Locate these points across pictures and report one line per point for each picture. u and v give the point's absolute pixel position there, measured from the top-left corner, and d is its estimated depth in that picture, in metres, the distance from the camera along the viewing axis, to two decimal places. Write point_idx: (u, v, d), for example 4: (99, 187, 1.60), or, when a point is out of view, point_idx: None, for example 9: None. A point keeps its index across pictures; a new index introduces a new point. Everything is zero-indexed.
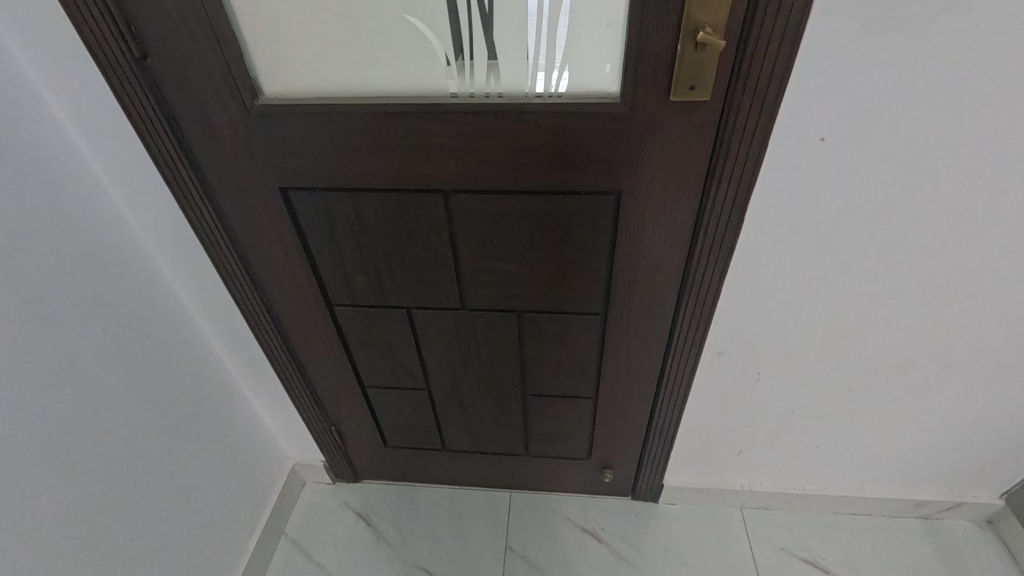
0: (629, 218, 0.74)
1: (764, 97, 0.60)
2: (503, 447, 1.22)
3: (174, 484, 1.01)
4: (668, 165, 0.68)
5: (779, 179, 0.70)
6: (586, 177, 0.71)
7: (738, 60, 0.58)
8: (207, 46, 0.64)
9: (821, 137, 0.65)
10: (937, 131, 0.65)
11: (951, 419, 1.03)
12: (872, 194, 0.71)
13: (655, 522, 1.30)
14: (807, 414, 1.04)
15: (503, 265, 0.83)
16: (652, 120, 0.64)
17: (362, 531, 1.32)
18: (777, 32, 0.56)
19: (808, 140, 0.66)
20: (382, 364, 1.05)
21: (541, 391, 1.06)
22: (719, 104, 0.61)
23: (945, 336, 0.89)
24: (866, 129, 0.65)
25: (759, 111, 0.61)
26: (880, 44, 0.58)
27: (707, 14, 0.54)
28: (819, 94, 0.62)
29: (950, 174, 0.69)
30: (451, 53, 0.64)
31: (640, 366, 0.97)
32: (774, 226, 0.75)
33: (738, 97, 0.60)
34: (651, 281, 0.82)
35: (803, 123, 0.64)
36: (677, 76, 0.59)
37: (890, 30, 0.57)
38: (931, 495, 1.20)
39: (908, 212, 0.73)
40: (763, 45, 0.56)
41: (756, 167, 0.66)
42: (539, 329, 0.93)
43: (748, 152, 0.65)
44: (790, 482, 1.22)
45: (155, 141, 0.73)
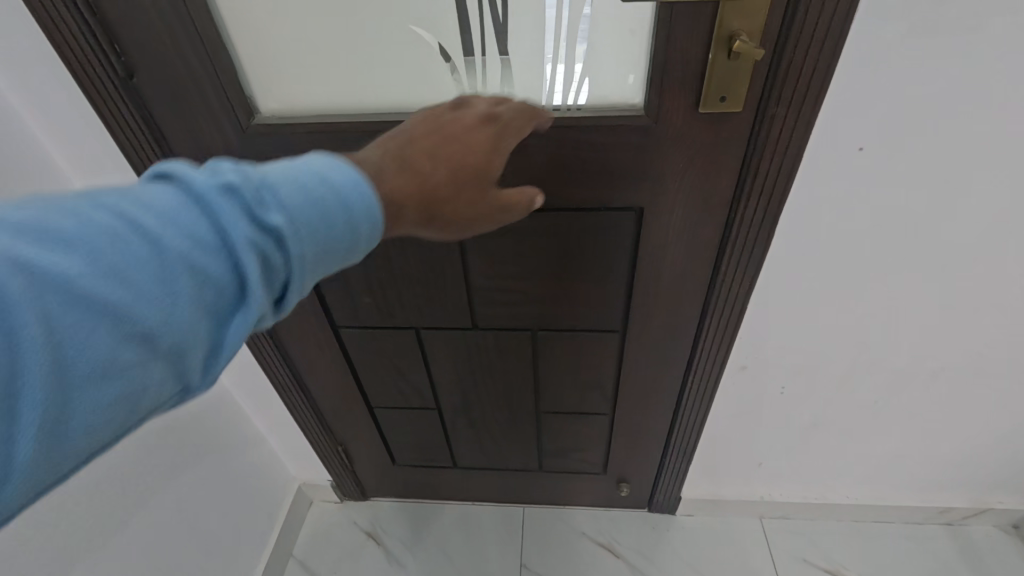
0: (651, 234, 0.70)
1: (800, 106, 0.56)
2: (516, 463, 1.18)
3: (176, 516, 0.97)
4: (695, 178, 0.64)
5: (808, 188, 0.67)
6: (607, 193, 0.66)
7: (774, 67, 0.54)
8: (196, 61, 0.59)
9: (860, 147, 0.62)
10: (985, 137, 0.60)
11: (984, 427, 0.99)
12: (909, 201, 0.67)
13: (671, 534, 1.27)
14: (830, 425, 1.02)
15: (517, 284, 0.79)
16: (679, 132, 0.59)
17: (373, 550, 1.29)
18: (817, 37, 0.51)
19: (847, 150, 0.62)
20: (389, 384, 1.01)
21: (556, 409, 1.02)
22: (752, 114, 0.57)
23: (982, 345, 0.85)
24: (906, 137, 0.61)
25: (794, 121, 0.57)
26: (926, 48, 0.54)
27: (743, 19, 0.50)
28: (857, 100, 0.58)
29: (996, 181, 0.65)
30: (462, 65, 0.60)
31: (660, 381, 0.93)
32: (802, 242, 0.73)
33: (773, 106, 0.56)
34: (673, 296, 0.78)
35: (837, 140, 0.62)
36: (708, 86, 0.55)
37: (938, 33, 0.53)
38: (956, 502, 1.17)
39: (947, 220, 0.69)
40: (802, 50, 0.52)
41: (788, 180, 0.62)
42: (555, 347, 0.89)
43: (780, 163, 0.61)
44: (811, 491, 1.18)
45: (145, 164, 0.69)
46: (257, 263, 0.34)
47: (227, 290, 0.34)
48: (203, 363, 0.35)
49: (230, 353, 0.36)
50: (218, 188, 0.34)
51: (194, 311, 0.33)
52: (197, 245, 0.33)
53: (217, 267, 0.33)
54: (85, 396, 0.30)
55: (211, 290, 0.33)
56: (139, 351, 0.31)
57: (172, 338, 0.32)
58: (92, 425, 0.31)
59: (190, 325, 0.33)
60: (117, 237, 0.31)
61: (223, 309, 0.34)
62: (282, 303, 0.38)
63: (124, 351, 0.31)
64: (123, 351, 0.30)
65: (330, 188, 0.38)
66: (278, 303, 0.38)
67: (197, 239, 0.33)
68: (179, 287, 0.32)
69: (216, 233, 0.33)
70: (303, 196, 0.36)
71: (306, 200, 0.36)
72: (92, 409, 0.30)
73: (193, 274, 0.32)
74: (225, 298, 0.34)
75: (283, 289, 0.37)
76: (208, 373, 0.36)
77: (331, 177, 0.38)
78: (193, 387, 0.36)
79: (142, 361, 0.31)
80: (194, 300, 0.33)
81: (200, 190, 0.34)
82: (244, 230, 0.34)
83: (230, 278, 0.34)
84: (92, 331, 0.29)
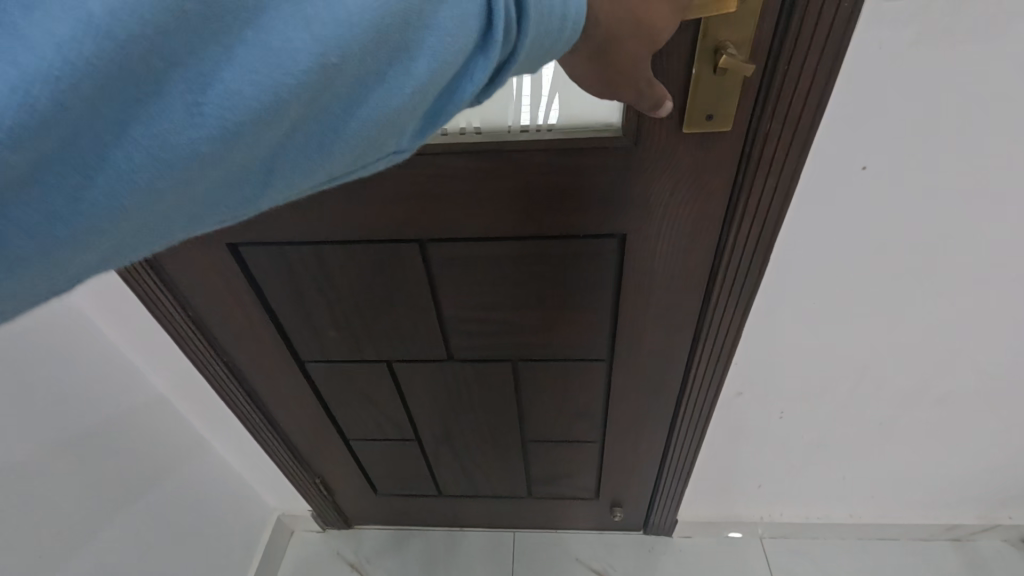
0: (636, 262, 0.64)
1: (796, 123, 0.50)
2: (503, 491, 1.12)
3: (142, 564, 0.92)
4: (681, 203, 0.58)
5: (808, 205, 0.62)
6: (586, 219, 0.61)
7: (766, 82, 0.48)
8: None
9: (861, 165, 0.57)
10: (1001, 151, 0.56)
11: (994, 444, 0.95)
12: (918, 217, 0.62)
13: (668, 558, 1.22)
14: (831, 446, 0.98)
15: (494, 314, 0.73)
16: (663, 152, 0.53)
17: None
18: (815, 47, 0.45)
19: (847, 168, 0.58)
20: (364, 416, 0.95)
21: (543, 438, 0.96)
22: (744, 131, 0.51)
23: (995, 364, 0.80)
24: (915, 151, 0.56)
25: (789, 140, 0.51)
26: (940, 56, 0.49)
27: (731, 29, 0.44)
28: (862, 110, 0.53)
29: (1011, 199, 0.60)
30: None
31: (651, 409, 0.87)
32: (802, 263, 0.68)
33: (765, 124, 0.50)
34: (661, 325, 0.73)
35: (839, 155, 0.57)
36: (692, 104, 0.48)
37: (954, 38, 0.48)
38: (964, 517, 1.13)
39: (959, 239, 0.64)
40: (799, 62, 0.46)
41: (784, 202, 0.56)
42: (536, 377, 0.83)
43: (776, 184, 0.55)
44: (812, 511, 1.15)
45: None
46: (505, 30, 0.26)
47: (474, 48, 0.26)
48: (415, 126, 0.29)
49: (444, 122, 0.29)
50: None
51: (446, 58, 0.25)
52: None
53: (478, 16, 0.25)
54: (323, 108, 0.24)
55: (468, 39, 0.25)
56: (386, 79, 0.25)
57: (416, 84, 0.25)
58: (317, 144, 0.25)
59: (435, 77, 0.26)
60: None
61: (463, 69, 0.27)
62: (497, 89, 0.30)
63: (372, 72, 0.24)
64: (371, 72, 0.24)
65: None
66: (493, 89, 0.30)
67: None
68: (442, 18, 0.24)
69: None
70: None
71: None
72: (324, 124, 0.25)
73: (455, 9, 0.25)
74: (470, 59, 0.26)
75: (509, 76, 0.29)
76: (414, 141, 0.30)
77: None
78: (395, 152, 0.29)
79: (385, 94, 0.25)
80: (450, 45, 0.25)
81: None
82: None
83: (479, 35, 0.26)
84: (360, 34, 0.22)
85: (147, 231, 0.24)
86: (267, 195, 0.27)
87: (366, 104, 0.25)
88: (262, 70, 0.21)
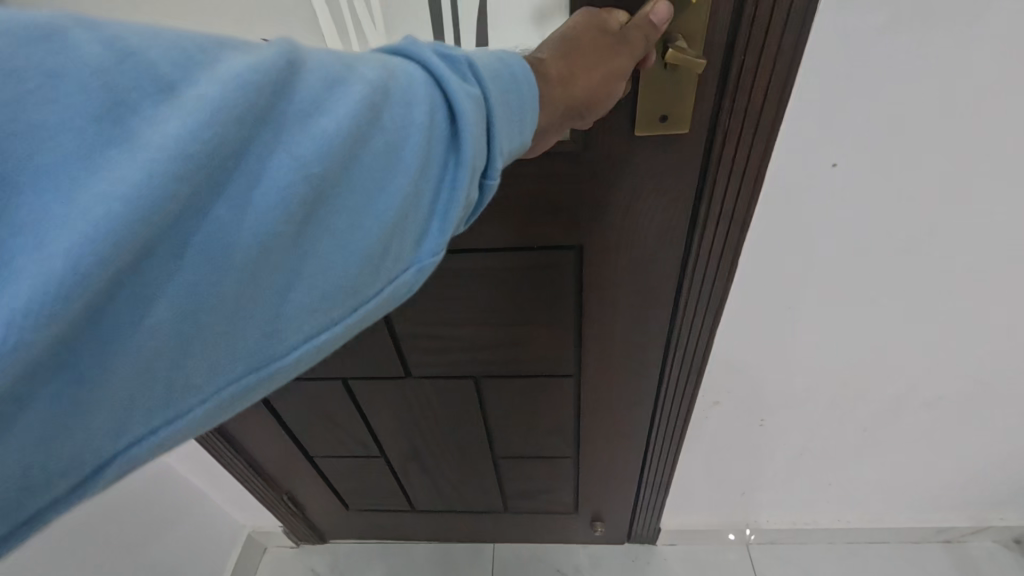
0: (597, 275, 0.59)
1: (757, 121, 0.45)
2: (479, 506, 1.08)
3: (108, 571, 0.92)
4: (640, 213, 0.53)
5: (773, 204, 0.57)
6: (539, 230, 0.56)
7: (724, 75, 0.42)
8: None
9: (833, 162, 0.53)
10: (983, 148, 0.51)
11: (982, 449, 0.92)
12: (894, 221, 0.58)
13: (653, 567, 1.20)
14: (814, 453, 0.95)
15: (451, 330, 0.69)
16: (615, 158, 0.49)
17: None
18: (773, 34, 0.40)
19: (818, 166, 0.53)
20: (328, 434, 0.91)
21: (512, 453, 0.91)
22: (705, 133, 0.46)
23: (981, 368, 0.77)
24: (889, 149, 0.51)
25: (751, 137, 0.46)
26: (914, 42, 0.44)
27: (678, 21, 0.39)
28: (830, 102, 0.48)
29: (996, 199, 0.55)
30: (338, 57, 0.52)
31: (627, 426, 0.83)
32: (775, 269, 0.64)
33: (724, 120, 0.45)
34: (630, 342, 0.68)
35: (809, 152, 0.52)
36: (642, 104, 0.44)
37: (930, 23, 0.43)
38: (953, 520, 1.11)
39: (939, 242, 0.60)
40: (756, 52, 0.41)
41: (750, 206, 0.52)
42: (503, 394, 0.78)
43: (739, 186, 0.50)
44: (799, 516, 1.13)
45: None
46: (469, 113, 0.28)
47: (451, 132, 0.28)
48: (429, 226, 0.29)
49: (458, 218, 0.29)
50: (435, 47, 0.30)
51: (427, 146, 0.27)
52: (425, 80, 0.28)
53: (444, 107, 0.28)
54: (327, 229, 0.25)
55: (443, 128, 0.27)
56: (380, 183, 0.26)
57: (408, 177, 0.27)
58: (331, 262, 0.26)
59: (424, 166, 0.27)
60: (357, 65, 0.27)
61: (451, 155, 0.28)
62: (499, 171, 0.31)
63: (365, 177, 0.26)
64: (362, 179, 0.26)
65: (519, 65, 0.32)
66: (494, 171, 0.30)
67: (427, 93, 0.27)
68: (414, 119, 0.27)
69: (431, 76, 0.28)
70: (499, 67, 0.31)
71: (504, 66, 0.31)
72: (331, 248, 0.26)
73: (426, 109, 0.27)
74: (453, 144, 0.28)
75: (500, 156, 0.30)
76: (436, 246, 0.29)
77: (519, 62, 0.32)
78: (418, 263, 0.29)
79: (386, 191, 0.26)
80: (428, 137, 0.27)
81: (418, 46, 0.30)
82: (454, 79, 0.28)
83: (451, 118, 0.28)
84: (343, 144, 0.25)
85: (180, 391, 0.24)
86: (299, 339, 0.26)
87: (368, 209, 0.26)
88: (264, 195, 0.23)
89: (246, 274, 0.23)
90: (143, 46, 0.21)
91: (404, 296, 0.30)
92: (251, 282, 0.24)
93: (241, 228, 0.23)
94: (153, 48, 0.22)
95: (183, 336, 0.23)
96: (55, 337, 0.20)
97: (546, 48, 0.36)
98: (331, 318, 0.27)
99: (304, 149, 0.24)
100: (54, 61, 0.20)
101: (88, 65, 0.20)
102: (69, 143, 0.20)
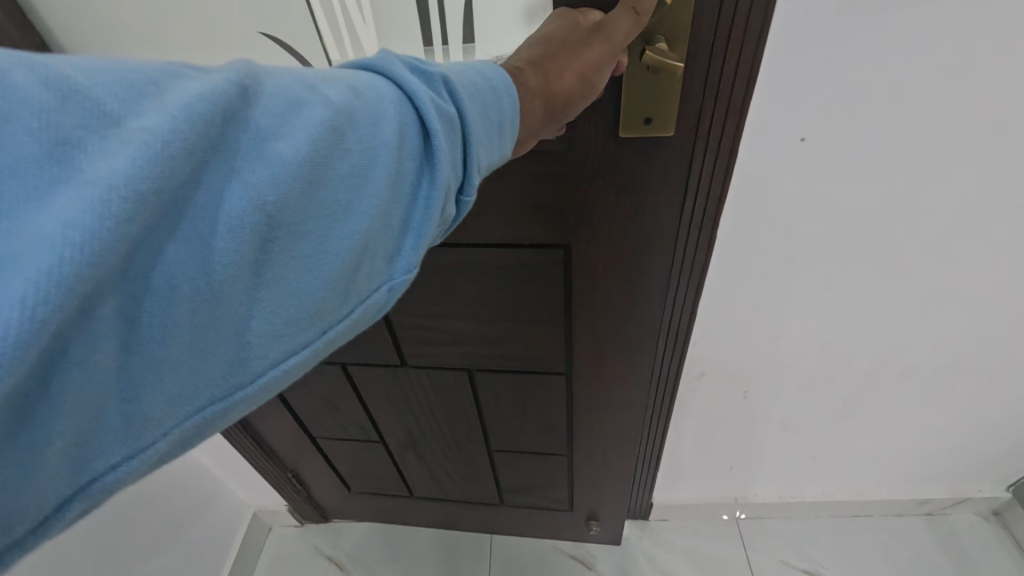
0: (584, 272, 0.59)
1: (728, 99, 0.44)
2: (477, 496, 1.09)
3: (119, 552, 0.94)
4: (623, 210, 0.52)
5: (752, 185, 0.62)
6: (525, 225, 0.55)
7: (696, 64, 0.42)
8: (28, 35, 0.53)
9: (803, 139, 0.57)
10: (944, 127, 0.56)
11: (951, 414, 0.99)
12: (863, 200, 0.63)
13: (647, 537, 1.28)
14: (797, 425, 1.04)
15: (445, 323, 0.69)
16: (599, 156, 0.48)
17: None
18: (739, 12, 0.39)
19: (789, 143, 0.58)
20: (330, 419, 0.93)
21: (505, 447, 0.92)
22: (687, 128, 0.45)
23: (948, 341, 0.84)
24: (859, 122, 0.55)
25: (723, 114, 0.45)
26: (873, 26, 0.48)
27: (659, 16, 0.39)
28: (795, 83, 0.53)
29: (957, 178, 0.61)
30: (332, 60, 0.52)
31: (625, 426, 0.82)
32: (757, 252, 0.70)
33: (695, 98, 0.43)
34: (619, 341, 0.67)
35: (782, 130, 0.57)
36: (627, 104, 0.43)
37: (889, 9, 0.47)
38: (930, 490, 1.18)
39: (906, 220, 0.66)
40: (724, 32, 0.40)
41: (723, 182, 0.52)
42: (496, 388, 0.78)
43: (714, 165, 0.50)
44: (786, 489, 1.21)
45: None
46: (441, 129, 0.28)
47: (423, 148, 0.28)
48: (403, 241, 0.29)
49: (432, 232, 0.30)
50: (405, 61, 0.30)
51: (399, 163, 0.28)
52: (394, 98, 0.28)
53: (416, 124, 0.28)
54: (298, 251, 0.26)
55: (415, 145, 0.28)
56: (351, 202, 0.27)
57: (380, 194, 0.27)
58: (305, 281, 0.26)
59: (396, 183, 0.28)
60: (325, 84, 0.27)
61: (424, 171, 0.28)
62: (476, 187, 0.31)
63: (335, 196, 0.26)
64: (333, 197, 0.26)
65: (494, 78, 0.32)
66: (469, 188, 0.31)
67: (394, 110, 0.28)
68: (385, 135, 0.27)
69: (401, 93, 0.29)
70: (474, 79, 0.31)
71: (477, 79, 0.31)
72: (302, 270, 0.26)
73: (396, 127, 0.28)
74: (426, 160, 0.28)
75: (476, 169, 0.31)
76: (409, 261, 0.30)
77: (490, 74, 0.32)
78: (391, 279, 0.30)
79: (357, 211, 0.27)
80: (397, 154, 0.27)
81: (387, 62, 0.30)
82: (424, 94, 0.28)
83: (423, 134, 0.28)
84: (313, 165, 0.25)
85: (152, 417, 0.24)
86: (272, 357, 0.26)
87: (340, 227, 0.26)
88: (235, 217, 0.23)
89: (218, 296, 0.24)
90: (105, 79, 0.22)
91: (378, 312, 0.31)
92: (223, 305, 0.24)
93: (214, 250, 0.23)
94: (116, 80, 0.22)
95: (154, 362, 0.23)
96: (24, 374, 0.19)
97: (523, 53, 0.36)
98: (305, 338, 0.27)
99: (274, 169, 0.24)
100: (11, 92, 0.20)
101: (48, 98, 0.20)
102: (24, 181, 0.20)
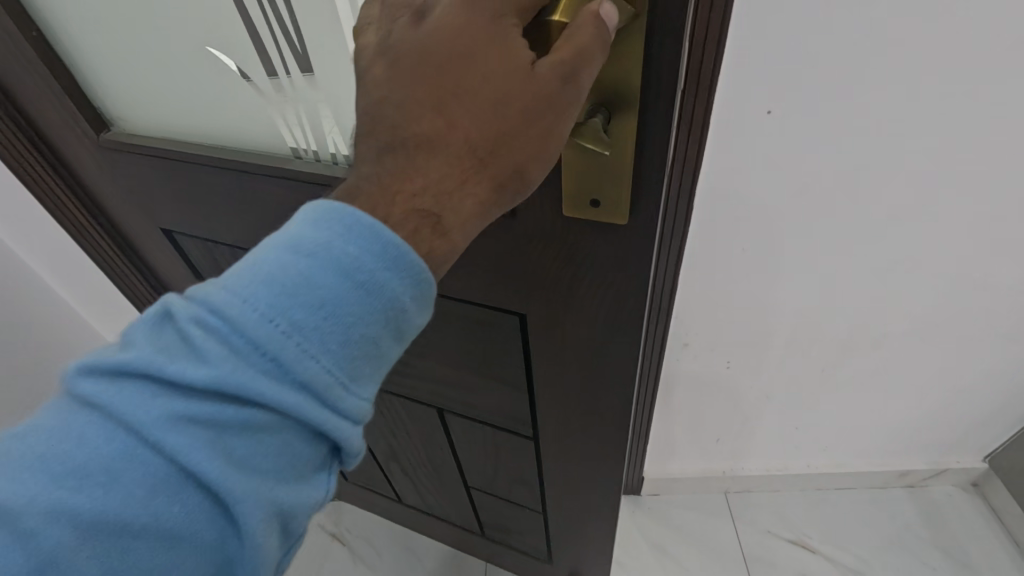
0: (545, 346, 0.53)
1: None
2: (457, 518, 1.07)
3: None
4: (584, 296, 0.47)
5: (722, 155, 0.65)
6: (482, 289, 0.50)
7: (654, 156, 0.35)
8: (25, 29, 0.50)
9: (767, 110, 0.59)
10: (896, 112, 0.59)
11: (934, 385, 1.02)
12: (823, 182, 0.67)
13: (639, 513, 1.30)
14: (782, 397, 1.06)
15: (412, 360, 0.65)
16: (554, 232, 0.42)
17: (338, 553, 1.31)
18: None
19: (754, 111, 0.60)
20: None
21: (482, 487, 0.89)
22: (649, 223, 0.39)
23: (922, 315, 0.87)
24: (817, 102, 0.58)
25: None
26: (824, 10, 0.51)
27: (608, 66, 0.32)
28: (757, 58, 0.55)
29: (912, 162, 0.64)
30: (267, 63, 0.50)
31: (589, 505, 0.74)
32: (732, 217, 0.73)
33: (658, 192, 0.37)
34: (583, 422, 0.60)
35: (747, 97, 0.58)
36: (571, 182, 0.38)
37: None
38: (913, 463, 1.21)
39: (870, 197, 0.68)
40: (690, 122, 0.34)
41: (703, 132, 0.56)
42: (468, 432, 0.75)
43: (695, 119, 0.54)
44: (775, 462, 1.24)
45: (35, 175, 0.64)
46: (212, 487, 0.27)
47: (198, 512, 0.27)
48: None
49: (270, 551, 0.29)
50: (118, 372, 0.26)
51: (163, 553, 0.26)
52: (122, 483, 0.25)
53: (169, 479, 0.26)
54: None
55: (173, 507, 0.26)
56: None
57: None
58: None
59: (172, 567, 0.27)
60: None
61: (221, 504, 0.27)
62: (355, 440, 0.30)
63: None
64: None
65: (321, 256, 0.27)
66: (350, 447, 0.31)
67: (122, 499, 0.25)
68: (110, 535, 0.25)
69: (137, 458, 0.26)
70: (270, 295, 0.27)
71: (275, 284, 0.27)
72: None
73: (126, 513, 0.25)
74: (214, 492, 0.27)
75: (340, 417, 0.29)
76: None
77: (343, 244, 0.28)
78: None
79: None
80: (153, 531, 0.26)
81: (107, 402, 0.26)
82: (178, 444, 0.26)
83: (202, 497, 0.27)
84: None
85: None
86: None
87: None
88: None
89: None
90: None
91: None
92: None
93: None
94: None
95: None
96: None
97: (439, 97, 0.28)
98: None
99: None
100: None
101: None
102: None
